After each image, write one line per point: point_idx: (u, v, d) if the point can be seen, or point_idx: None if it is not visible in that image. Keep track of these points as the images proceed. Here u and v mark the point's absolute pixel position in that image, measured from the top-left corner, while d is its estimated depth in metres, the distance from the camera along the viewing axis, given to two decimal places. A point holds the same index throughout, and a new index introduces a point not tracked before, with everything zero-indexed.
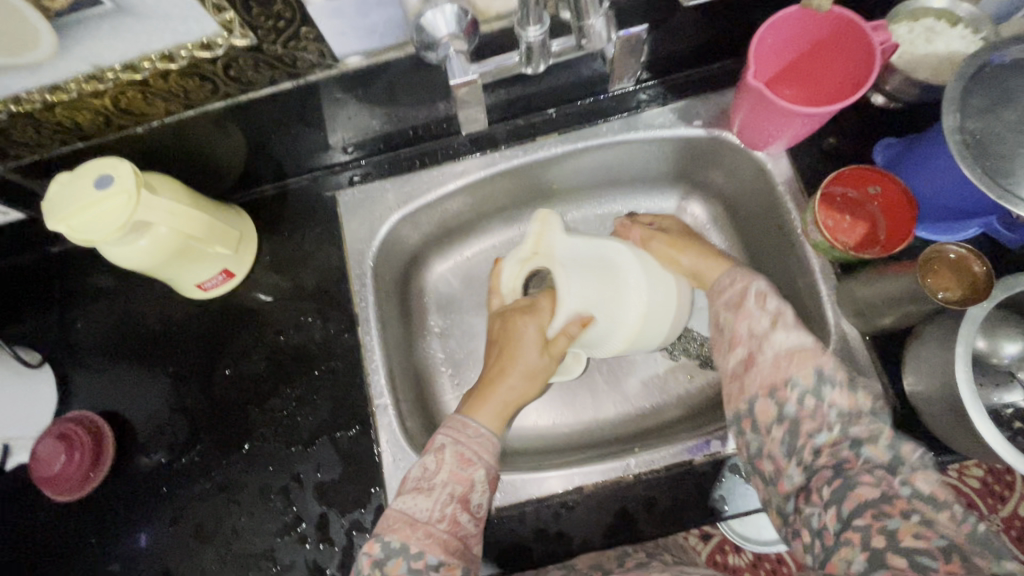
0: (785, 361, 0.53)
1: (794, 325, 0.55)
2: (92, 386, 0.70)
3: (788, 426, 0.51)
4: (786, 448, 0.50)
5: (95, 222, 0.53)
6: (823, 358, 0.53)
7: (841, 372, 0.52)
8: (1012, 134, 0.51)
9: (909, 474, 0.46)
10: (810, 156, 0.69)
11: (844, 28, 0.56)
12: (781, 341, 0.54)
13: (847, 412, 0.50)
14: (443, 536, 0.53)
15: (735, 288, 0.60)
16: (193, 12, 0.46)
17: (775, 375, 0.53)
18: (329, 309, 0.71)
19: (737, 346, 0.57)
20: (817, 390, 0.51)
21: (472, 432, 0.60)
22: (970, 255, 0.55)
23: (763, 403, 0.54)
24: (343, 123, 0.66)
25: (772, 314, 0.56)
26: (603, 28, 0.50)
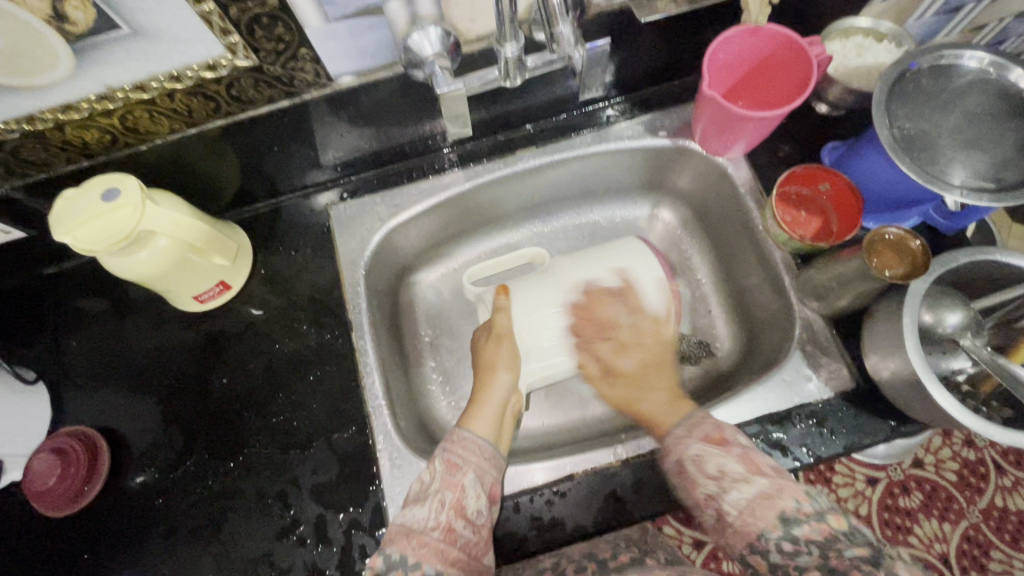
0: (748, 516, 0.51)
1: (748, 478, 0.53)
2: (86, 405, 0.71)
3: (737, 483, 0.53)
4: (761, 515, 0.50)
5: (102, 234, 0.56)
6: (783, 496, 0.50)
7: (804, 504, 0.50)
8: (931, 129, 0.58)
9: (890, 564, 0.46)
10: (766, 160, 0.76)
11: (782, 44, 0.64)
12: (737, 495, 0.52)
13: (824, 540, 0.48)
14: (440, 544, 0.54)
15: (677, 451, 0.58)
16: (200, 35, 0.50)
17: (745, 527, 0.51)
18: (323, 317, 0.74)
19: (702, 507, 0.55)
20: (789, 532, 0.48)
21: (457, 438, 0.63)
22: (906, 236, 0.61)
23: (751, 557, 0.50)
24: (335, 142, 0.71)
25: (717, 474, 0.54)
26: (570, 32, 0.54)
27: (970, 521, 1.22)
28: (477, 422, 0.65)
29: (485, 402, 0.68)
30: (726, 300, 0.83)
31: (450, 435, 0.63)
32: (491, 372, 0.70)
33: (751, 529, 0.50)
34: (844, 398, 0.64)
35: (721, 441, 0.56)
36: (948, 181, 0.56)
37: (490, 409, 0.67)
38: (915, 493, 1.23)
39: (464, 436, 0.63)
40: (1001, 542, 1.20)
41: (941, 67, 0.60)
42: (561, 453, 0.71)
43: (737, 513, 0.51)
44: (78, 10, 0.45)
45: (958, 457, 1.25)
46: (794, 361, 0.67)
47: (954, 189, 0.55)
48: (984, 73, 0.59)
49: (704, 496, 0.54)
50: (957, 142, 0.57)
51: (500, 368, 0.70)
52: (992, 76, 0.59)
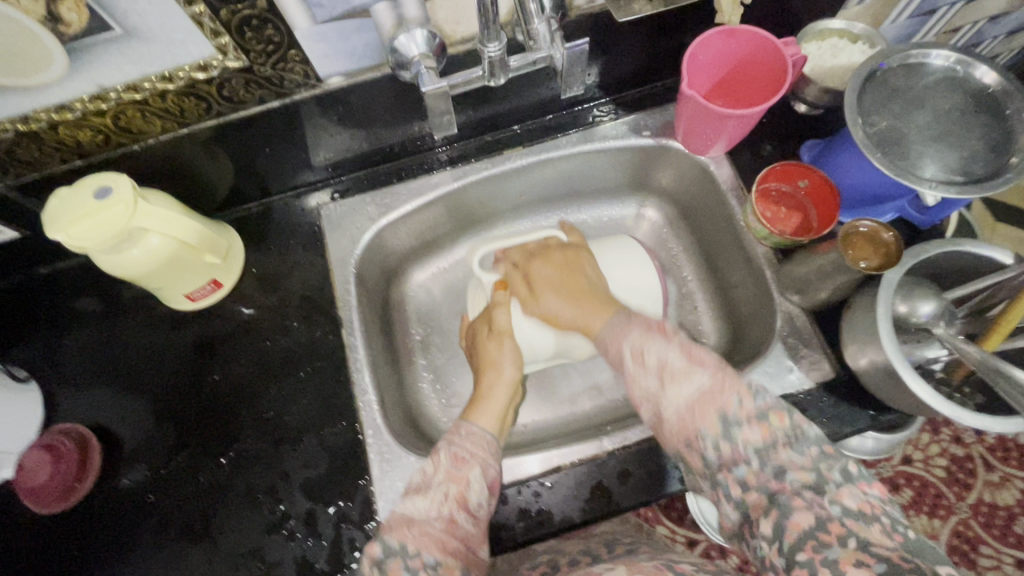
0: (689, 415, 0.54)
1: (685, 373, 0.55)
2: (79, 403, 0.71)
3: (676, 383, 0.55)
4: (699, 416, 0.53)
5: (94, 231, 0.57)
6: (724, 395, 0.54)
7: (745, 403, 0.53)
8: (903, 125, 0.60)
9: (837, 492, 0.48)
10: (746, 158, 0.78)
11: (759, 45, 0.66)
12: (678, 396, 0.55)
13: (761, 443, 0.51)
14: (440, 536, 0.55)
15: (616, 344, 0.61)
16: (192, 36, 0.52)
17: (685, 425, 0.54)
18: (314, 314, 0.75)
19: (643, 410, 0.58)
20: (727, 435, 0.52)
21: (465, 433, 0.63)
22: (880, 229, 0.63)
23: (690, 454, 0.55)
24: (326, 142, 0.72)
25: (658, 366, 0.56)
26: (546, 29, 0.56)
27: (959, 517, 1.23)
28: (481, 415, 0.66)
29: (490, 396, 0.68)
30: (711, 295, 0.85)
31: (457, 430, 0.64)
32: (495, 373, 0.70)
33: (689, 430, 0.54)
34: (824, 388, 0.66)
35: (663, 333, 0.59)
36: (919, 175, 0.58)
37: (496, 402, 0.68)
38: (905, 490, 1.25)
39: (472, 431, 0.63)
40: (990, 537, 1.21)
41: (910, 66, 0.62)
42: (550, 445, 0.72)
43: (675, 415, 0.55)
44: (73, 11, 0.46)
45: (946, 454, 1.26)
46: (775, 353, 0.68)
47: (925, 182, 0.57)
48: (950, 71, 0.62)
49: (642, 395, 0.57)
50: (926, 137, 0.59)
51: (505, 366, 0.70)
52: (957, 74, 0.61)
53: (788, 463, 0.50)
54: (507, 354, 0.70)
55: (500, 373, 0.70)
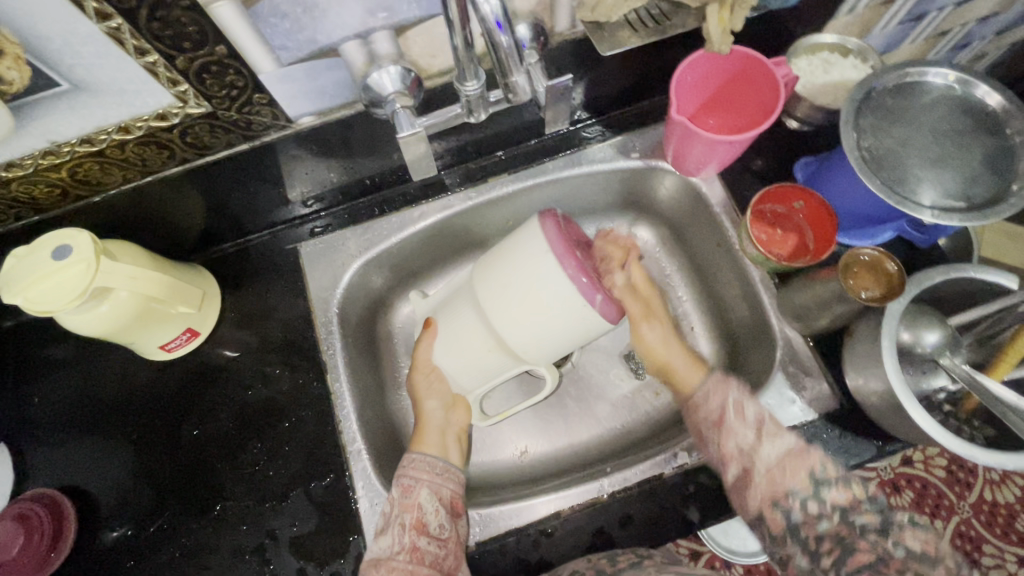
0: (778, 474, 0.55)
1: (776, 432, 0.57)
2: (51, 464, 0.68)
3: (771, 438, 0.57)
4: (791, 477, 0.54)
5: (55, 293, 0.54)
6: (810, 458, 0.55)
7: (830, 466, 0.54)
8: (900, 148, 0.58)
9: (899, 533, 0.50)
10: (738, 178, 0.75)
11: (749, 64, 0.63)
12: (770, 452, 0.56)
13: (845, 505, 0.52)
14: (407, 566, 0.57)
15: (721, 395, 0.61)
16: (148, 87, 0.48)
17: (772, 484, 0.55)
18: (296, 359, 0.72)
19: (729, 463, 0.58)
20: (818, 494, 0.53)
21: (407, 461, 0.65)
22: (882, 257, 0.60)
23: (769, 514, 0.54)
24: (301, 178, 0.69)
25: (755, 424, 0.58)
26: (527, 83, 0.49)
27: (961, 516, 1.22)
28: (427, 440, 0.68)
29: (427, 418, 0.69)
30: (707, 317, 0.82)
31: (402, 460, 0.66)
32: (420, 404, 0.70)
33: (779, 489, 0.54)
34: (828, 420, 0.64)
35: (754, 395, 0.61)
36: (918, 201, 0.55)
37: (433, 426, 0.69)
38: (905, 491, 1.24)
39: (416, 459, 0.65)
40: (992, 536, 1.21)
41: (906, 85, 0.60)
42: (550, 486, 0.70)
43: (766, 473, 0.55)
44: (12, 69, 0.43)
45: (945, 453, 1.26)
46: (777, 383, 0.66)
47: (926, 210, 0.55)
48: (949, 89, 0.59)
49: (735, 448, 0.58)
50: (926, 161, 0.57)
51: (426, 398, 0.70)
52: (958, 93, 0.59)
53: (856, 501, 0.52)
54: (431, 386, 0.71)
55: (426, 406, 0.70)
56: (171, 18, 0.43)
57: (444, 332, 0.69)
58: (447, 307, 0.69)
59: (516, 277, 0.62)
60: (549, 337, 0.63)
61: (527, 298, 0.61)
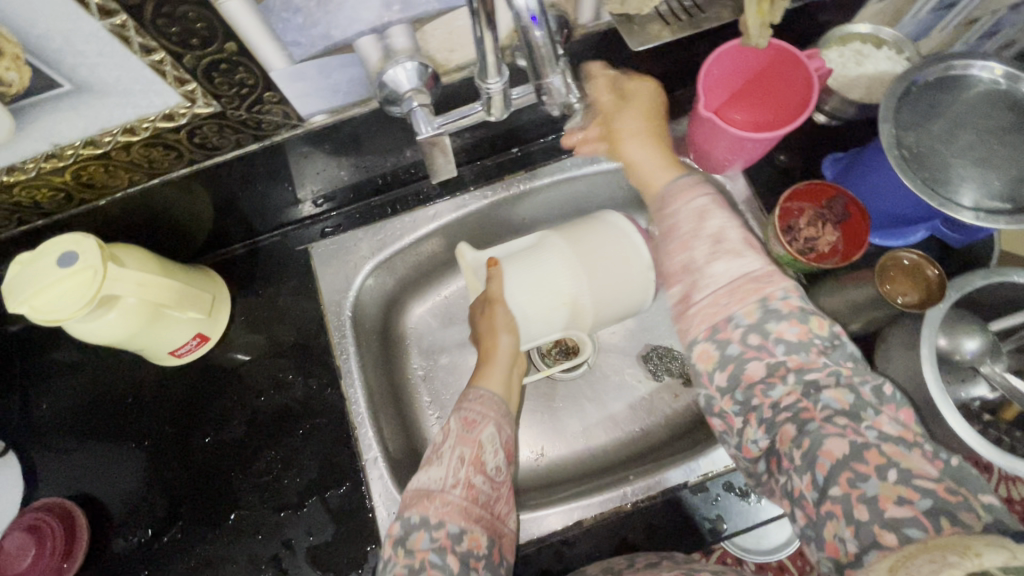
0: (725, 297, 0.48)
1: (737, 250, 0.49)
2: (62, 471, 0.66)
3: (728, 253, 0.49)
4: (739, 299, 0.47)
5: (61, 301, 0.52)
6: (769, 287, 0.48)
7: (791, 296, 0.47)
8: (942, 144, 0.55)
9: (874, 419, 0.42)
10: (764, 175, 0.73)
11: (781, 56, 0.60)
12: (721, 273, 0.48)
13: (796, 340, 0.45)
14: (462, 502, 0.55)
15: (680, 200, 0.52)
16: (154, 86, 0.46)
17: (716, 309, 0.48)
18: (309, 364, 0.70)
19: (673, 283, 0.51)
20: (761, 326, 0.46)
21: (472, 396, 0.64)
22: (924, 262, 0.58)
23: (704, 345, 0.48)
24: (312, 177, 0.67)
25: (713, 235, 0.49)
26: (563, 84, 0.43)
27: None
28: (492, 377, 0.66)
29: (492, 356, 0.67)
30: None
31: (464, 396, 0.64)
32: (493, 338, 0.66)
33: (721, 314, 0.48)
34: None
35: (725, 204, 0.51)
36: (959, 202, 0.53)
37: (501, 363, 0.66)
38: None
39: (483, 395, 0.64)
40: None
41: (949, 79, 0.57)
42: (571, 493, 0.68)
43: (711, 295, 0.48)
44: (11, 70, 0.40)
45: None
46: None
47: (967, 212, 0.52)
48: (994, 84, 0.56)
49: (682, 267, 0.50)
50: (969, 159, 0.54)
51: (499, 333, 0.66)
52: (1002, 88, 0.56)
53: (819, 372, 0.45)
54: (507, 320, 0.66)
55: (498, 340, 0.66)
56: (178, 14, 0.40)
57: (517, 271, 0.66)
58: (522, 254, 0.67)
59: (602, 247, 0.66)
60: (616, 302, 0.67)
61: (617, 266, 0.66)
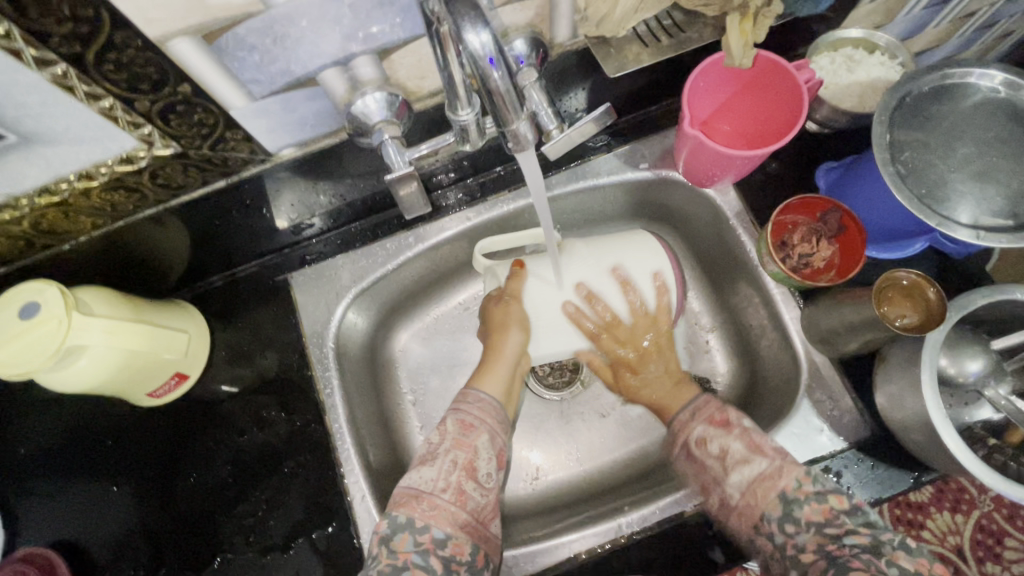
0: (751, 497, 0.55)
1: (746, 458, 0.56)
2: (40, 517, 0.64)
3: (739, 466, 0.56)
4: (762, 497, 0.54)
5: (26, 353, 0.50)
6: (784, 474, 0.54)
7: (805, 483, 0.53)
8: (938, 159, 0.52)
9: (892, 553, 0.48)
10: (757, 187, 0.70)
11: (769, 69, 0.58)
12: (739, 477, 0.56)
13: (822, 520, 0.51)
14: (451, 507, 0.56)
15: (684, 435, 0.62)
16: (107, 132, 0.44)
17: (750, 509, 0.55)
18: (292, 399, 0.68)
19: (708, 490, 0.59)
20: (790, 514, 0.52)
21: (473, 399, 0.64)
22: (921, 282, 0.56)
23: (757, 539, 0.54)
24: (288, 207, 0.65)
25: (719, 454, 0.58)
26: (529, 130, 0.42)
27: (982, 510, 1.13)
28: (489, 379, 0.66)
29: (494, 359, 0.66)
30: (724, 333, 0.77)
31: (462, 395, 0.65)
32: (503, 336, 0.66)
33: (755, 512, 0.54)
34: (858, 449, 0.60)
35: (724, 424, 0.59)
36: (957, 220, 0.50)
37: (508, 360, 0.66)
38: (925, 487, 1.16)
39: (481, 400, 0.64)
40: (1014, 530, 1.12)
41: (945, 88, 0.55)
42: (569, 521, 0.67)
43: (740, 493, 0.55)
44: None
45: None
46: (803, 410, 0.62)
47: (966, 230, 0.50)
48: (993, 93, 0.54)
49: (710, 478, 0.58)
50: (967, 174, 0.52)
51: (511, 329, 0.65)
52: (1002, 96, 0.54)
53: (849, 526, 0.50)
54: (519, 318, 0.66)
55: (511, 337, 0.66)
56: (124, 60, 0.38)
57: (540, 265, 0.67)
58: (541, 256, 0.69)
59: None
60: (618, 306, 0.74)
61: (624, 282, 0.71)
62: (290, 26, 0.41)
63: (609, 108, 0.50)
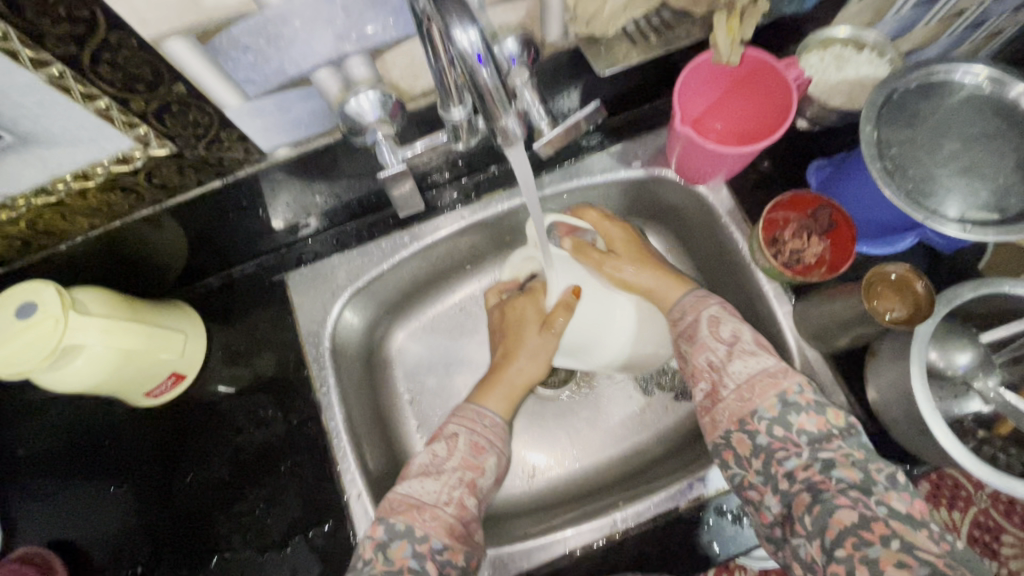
0: (745, 391, 0.56)
1: (752, 351, 0.58)
2: (38, 517, 0.64)
3: (744, 356, 0.58)
4: (760, 394, 0.55)
5: (22, 353, 0.51)
6: (785, 380, 0.56)
7: (806, 391, 0.55)
8: (925, 155, 0.53)
9: (883, 493, 0.49)
10: (748, 185, 0.71)
11: (758, 67, 0.58)
12: (741, 369, 0.57)
13: (817, 433, 0.53)
14: (450, 518, 0.56)
15: (700, 309, 0.64)
16: (103, 132, 0.44)
17: (743, 405, 0.56)
18: (289, 398, 0.68)
19: (700, 380, 0.60)
20: (784, 419, 0.54)
21: (485, 421, 0.65)
22: (909, 275, 0.56)
23: (736, 434, 0.55)
24: (284, 207, 0.65)
25: (730, 339, 0.60)
26: (519, 127, 0.43)
27: (979, 507, 1.14)
28: (491, 397, 0.69)
29: (505, 375, 0.70)
30: None
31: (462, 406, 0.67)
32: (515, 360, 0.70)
33: (746, 411, 0.55)
34: None
35: (734, 313, 0.63)
36: (944, 215, 0.51)
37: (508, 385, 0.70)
38: (922, 483, 1.16)
39: (480, 414, 0.66)
40: (1011, 525, 1.13)
41: (931, 85, 0.55)
42: (564, 517, 0.67)
43: (736, 387, 0.57)
44: None
45: None
46: None
47: (953, 224, 0.51)
48: (978, 89, 0.55)
49: (708, 363, 0.60)
50: (953, 170, 0.53)
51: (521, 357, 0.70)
52: (987, 92, 0.55)
53: (837, 455, 0.51)
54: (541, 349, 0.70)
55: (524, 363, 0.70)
56: (120, 61, 0.39)
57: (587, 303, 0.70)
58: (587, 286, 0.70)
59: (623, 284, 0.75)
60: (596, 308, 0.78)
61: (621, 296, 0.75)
62: (283, 26, 0.41)
63: (597, 105, 0.51)
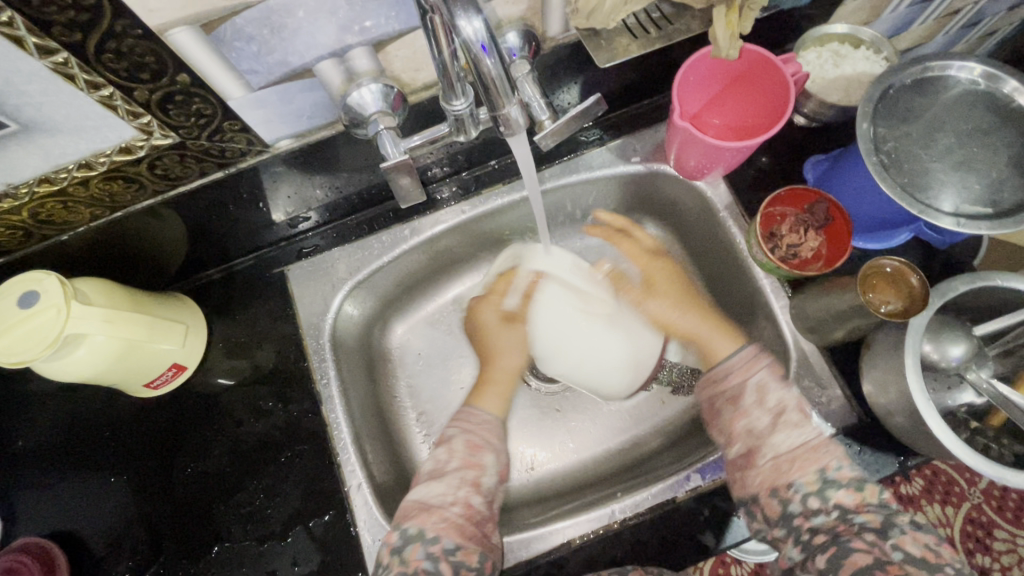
0: (785, 463, 0.53)
1: (799, 422, 0.55)
2: (38, 507, 0.64)
3: (790, 427, 0.55)
4: (799, 470, 0.52)
5: (24, 341, 0.51)
6: (825, 456, 0.53)
7: (844, 468, 0.52)
8: (920, 149, 0.54)
9: (899, 538, 0.47)
10: (746, 180, 0.71)
11: (756, 62, 0.59)
12: (784, 440, 0.54)
13: (851, 507, 0.50)
14: (457, 519, 0.54)
15: (744, 374, 0.60)
16: (107, 121, 0.44)
17: (777, 474, 0.53)
18: (289, 389, 0.68)
19: (735, 441, 0.57)
20: (822, 492, 0.51)
21: (479, 419, 0.64)
22: (905, 269, 0.57)
23: (767, 501, 0.53)
24: (285, 200, 0.66)
25: (775, 409, 0.56)
26: (521, 115, 0.43)
27: (972, 503, 1.15)
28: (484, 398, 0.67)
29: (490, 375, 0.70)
30: None
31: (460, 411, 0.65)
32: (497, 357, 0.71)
33: (782, 478, 0.53)
34: (846, 434, 0.61)
35: (783, 379, 0.59)
36: (938, 208, 0.52)
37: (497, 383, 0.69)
38: (916, 479, 1.17)
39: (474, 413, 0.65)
40: (1003, 521, 1.14)
41: (927, 80, 0.56)
42: (564, 509, 0.68)
43: (774, 458, 0.54)
44: None
45: None
46: None
47: (947, 217, 0.51)
48: (973, 84, 0.55)
49: (750, 431, 0.56)
50: (947, 164, 0.53)
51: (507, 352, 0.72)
52: (982, 88, 0.55)
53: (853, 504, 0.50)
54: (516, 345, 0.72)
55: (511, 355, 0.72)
56: (124, 48, 0.39)
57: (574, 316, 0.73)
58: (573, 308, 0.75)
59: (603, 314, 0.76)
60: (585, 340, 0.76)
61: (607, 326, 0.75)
62: (287, 17, 0.41)
63: (600, 98, 0.50)
